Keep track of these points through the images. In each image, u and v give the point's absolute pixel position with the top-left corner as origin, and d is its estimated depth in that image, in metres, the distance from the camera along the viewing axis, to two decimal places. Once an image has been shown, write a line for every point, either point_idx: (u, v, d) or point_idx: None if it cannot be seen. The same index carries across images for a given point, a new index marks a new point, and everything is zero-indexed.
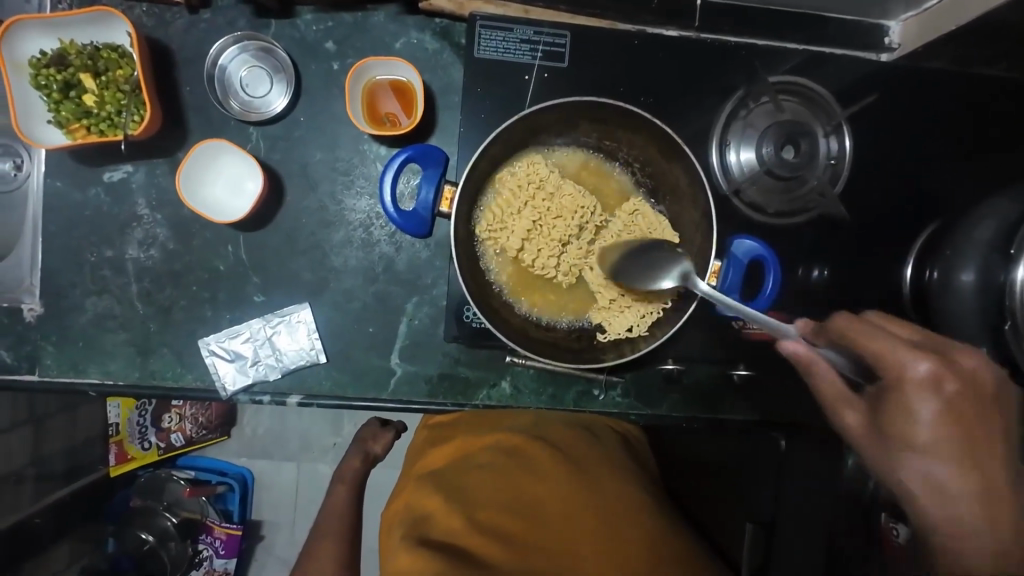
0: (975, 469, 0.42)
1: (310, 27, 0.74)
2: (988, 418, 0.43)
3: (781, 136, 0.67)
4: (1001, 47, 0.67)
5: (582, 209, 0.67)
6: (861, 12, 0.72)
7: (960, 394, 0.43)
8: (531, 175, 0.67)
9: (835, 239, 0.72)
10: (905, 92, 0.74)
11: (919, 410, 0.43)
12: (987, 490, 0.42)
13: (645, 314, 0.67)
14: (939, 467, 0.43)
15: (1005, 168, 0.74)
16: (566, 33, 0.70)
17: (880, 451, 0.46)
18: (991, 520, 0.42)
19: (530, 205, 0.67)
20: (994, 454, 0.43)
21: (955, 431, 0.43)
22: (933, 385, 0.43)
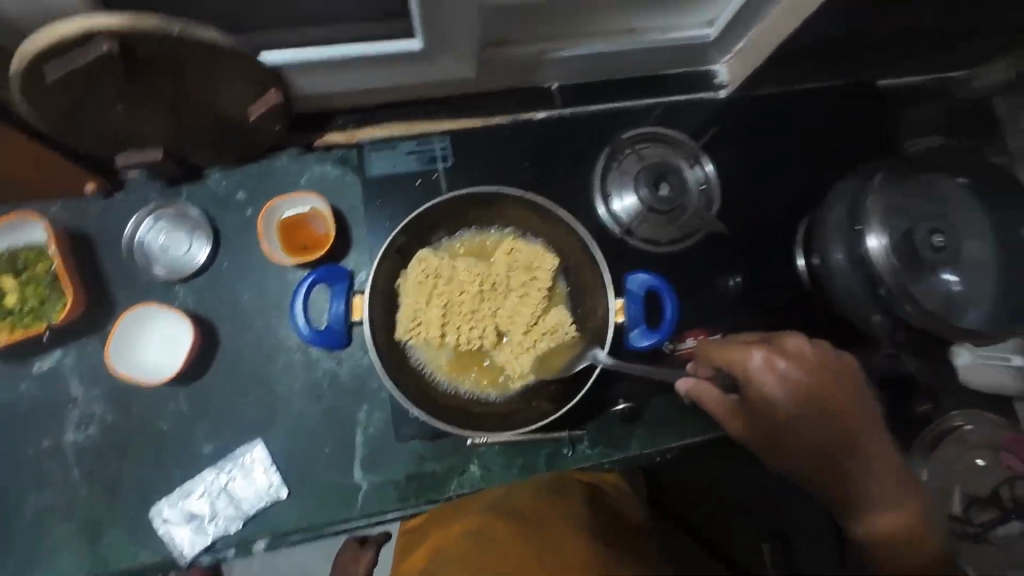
0: (827, 419, 0.53)
1: (220, 183, 0.80)
2: (834, 383, 0.54)
3: (652, 177, 0.76)
4: (796, 69, 0.82)
5: (480, 276, 0.63)
6: (687, 64, 0.87)
7: (794, 372, 0.53)
8: (427, 269, 0.62)
9: (725, 252, 0.79)
10: (744, 117, 0.86)
11: (778, 396, 0.53)
12: (845, 436, 0.53)
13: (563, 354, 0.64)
14: (814, 431, 0.53)
15: (844, 157, 0.86)
16: (448, 137, 0.80)
17: (768, 439, 0.55)
18: (863, 455, 0.53)
19: (433, 292, 0.62)
20: (837, 405, 0.54)
21: (804, 400, 0.53)
22: (770, 368, 0.54)
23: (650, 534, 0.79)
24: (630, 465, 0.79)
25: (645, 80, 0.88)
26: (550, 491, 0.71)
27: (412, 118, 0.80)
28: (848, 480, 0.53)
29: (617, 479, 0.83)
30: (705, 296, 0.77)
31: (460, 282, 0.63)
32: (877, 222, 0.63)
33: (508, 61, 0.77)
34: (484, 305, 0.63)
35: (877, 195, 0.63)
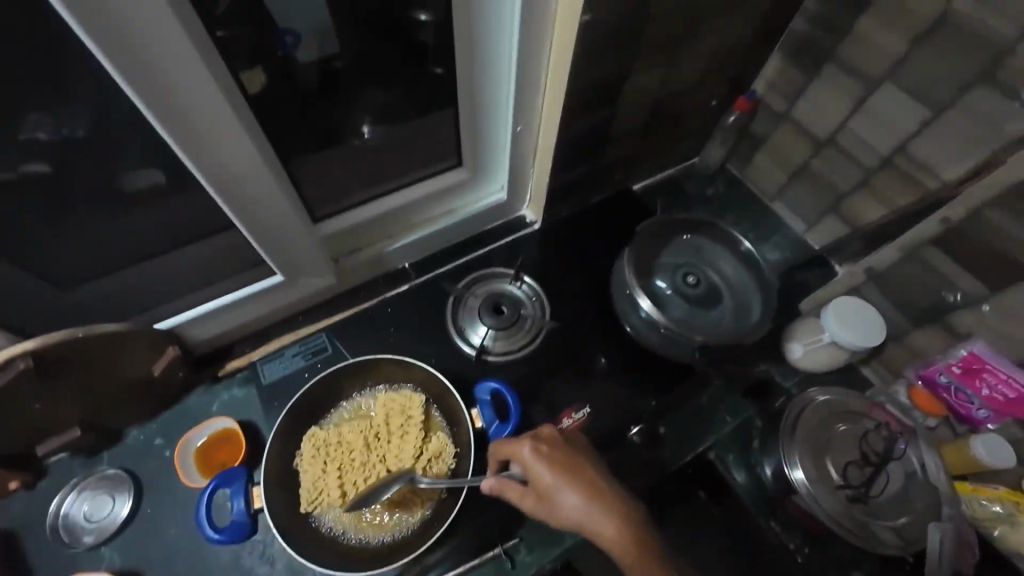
0: (581, 479, 0.64)
1: (138, 436, 0.91)
2: (579, 456, 0.67)
3: (490, 306, 0.97)
4: (565, 202, 1.15)
5: (363, 431, 0.75)
6: (500, 217, 1.17)
7: (548, 450, 0.66)
8: (318, 442, 0.74)
9: (566, 339, 0.98)
10: (549, 243, 1.15)
11: (542, 472, 0.65)
12: (597, 496, 0.63)
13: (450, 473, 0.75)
14: (570, 494, 0.63)
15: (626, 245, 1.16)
16: (322, 333, 0.99)
17: (547, 510, 0.64)
18: (610, 511, 0.61)
19: (327, 461, 0.73)
20: (586, 469, 0.66)
21: (555, 473, 0.64)
22: (535, 450, 0.66)
23: None
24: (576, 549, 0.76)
25: (471, 238, 1.16)
26: None
27: (297, 326, 1.00)
28: (607, 535, 0.60)
29: None
30: (564, 380, 0.94)
31: (348, 444, 0.74)
32: (642, 291, 0.90)
33: (358, 264, 1.03)
34: (372, 456, 0.74)
35: (629, 266, 0.91)
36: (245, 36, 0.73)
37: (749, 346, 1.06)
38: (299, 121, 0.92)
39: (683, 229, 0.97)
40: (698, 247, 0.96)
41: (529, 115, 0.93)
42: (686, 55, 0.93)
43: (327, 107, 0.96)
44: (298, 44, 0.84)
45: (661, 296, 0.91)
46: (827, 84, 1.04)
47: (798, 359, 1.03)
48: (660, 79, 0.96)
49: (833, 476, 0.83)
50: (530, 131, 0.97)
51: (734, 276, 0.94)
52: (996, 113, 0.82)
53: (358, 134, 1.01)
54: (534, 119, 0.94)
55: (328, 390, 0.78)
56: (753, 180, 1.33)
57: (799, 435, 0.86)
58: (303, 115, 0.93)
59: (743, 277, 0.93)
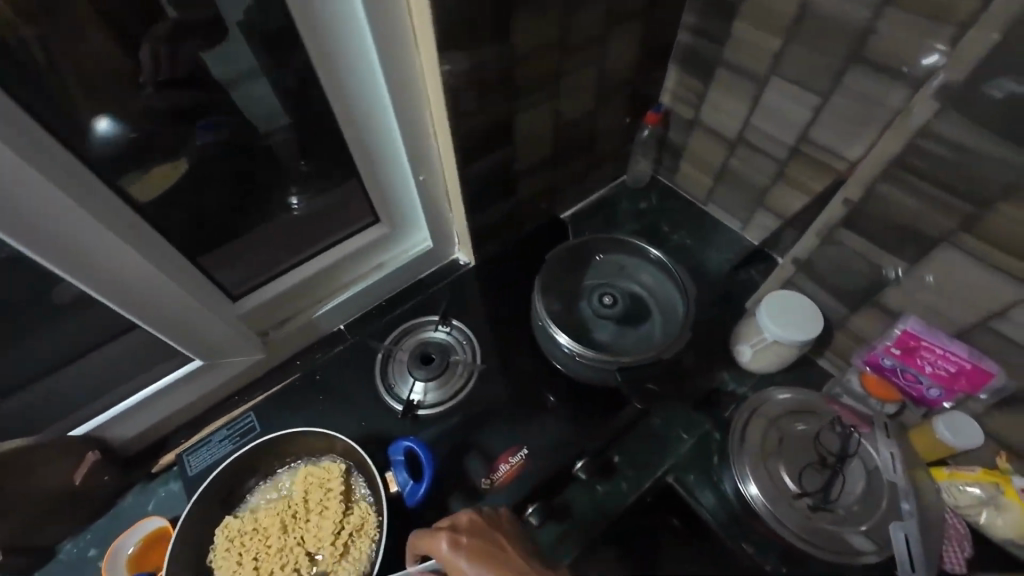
0: (500, 564, 0.59)
1: (72, 549, 0.88)
2: (498, 538, 0.64)
3: (417, 358, 0.94)
4: (492, 239, 1.15)
5: (280, 513, 0.72)
6: (434, 264, 1.17)
7: (462, 538, 0.63)
8: (231, 533, 0.71)
9: (503, 378, 0.95)
10: (480, 281, 1.14)
11: (458, 563, 0.61)
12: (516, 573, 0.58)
13: (369, 547, 0.70)
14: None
15: None
16: (250, 412, 0.96)
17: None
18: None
19: (240, 554, 0.69)
20: (506, 552, 0.61)
21: (471, 560, 0.61)
22: (452, 541, 0.63)
23: None
24: None
25: (406, 288, 1.16)
26: None
27: (232, 407, 0.99)
28: None
29: None
30: (504, 421, 0.90)
31: (261, 531, 0.71)
32: (559, 326, 0.87)
33: (286, 336, 1.02)
34: (288, 540, 0.70)
35: (541, 300, 0.89)
36: (171, 129, 0.77)
37: (694, 356, 1.02)
38: (230, 197, 0.93)
39: (598, 248, 0.96)
40: (619, 264, 0.96)
41: (426, 165, 0.94)
42: (572, 87, 0.95)
43: (252, 182, 0.95)
44: (222, 133, 0.83)
45: (580, 325, 0.89)
46: (722, 90, 1.06)
47: (749, 361, 0.99)
48: (552, 113, 0.98)
49: (789, 484, 0.79)
50: (433, 180, 0.98)
51: (654, 286, 0.93)
52: (877, 93, 0.82)
53: (286, 210, 1.00)
54: (434, 167, 0.95)
55: (245, 472, 0.77)
56: (682, 190, 1.33)
57: (751, 443, 0.83)
58: (225, 193, 0.93)
59: (664, 284, 0.92)
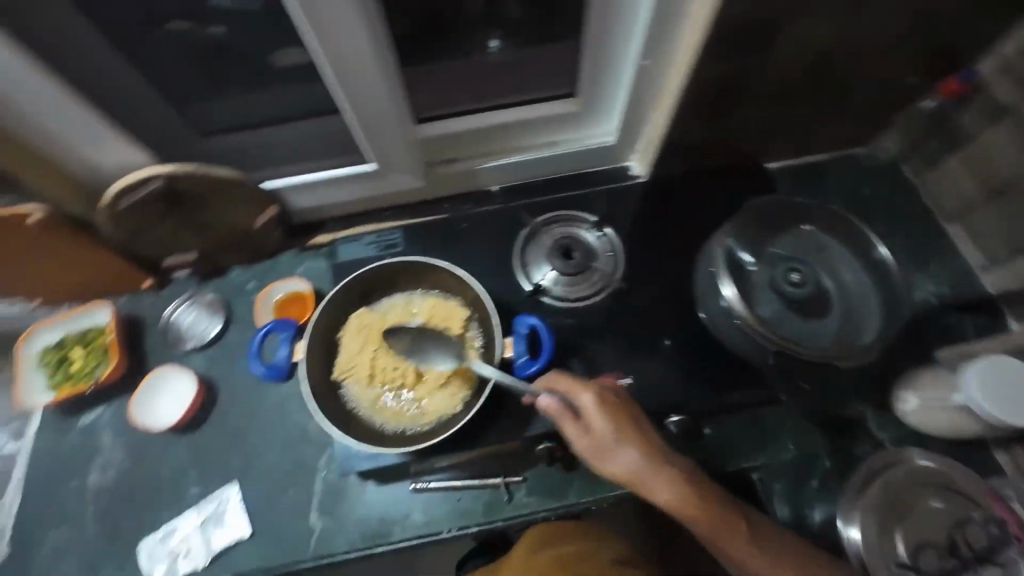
0: (642, 438, 0.65)
1: (238, 277, 1.06)
2: (636, 412, 0.68)
3: (559, 249, 0.92)
4: (679, 161, 1.03)
5: (406, 325, 0.79)
6: (603, 162, 1.10)
7: (607, 403, 0.66)
8: (364, 321, 0.79)
9: (632, 304, 0.91)
10: (644, 199, 1.04)
11: (599, 422, 0.65)
12: (653, 454, 0.64)
13: (467, 394, 0.75)
14: (629, 451, 0.64)
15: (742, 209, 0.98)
16: (397, 233, 1.00)
17: (601, 456, 0.65)
18: (666, 472, 0.63)
19: (366, 344, 0.78)
20: (643, 428, 0.66)
21: (616, 426, 0.65)
22: (600, 398, 0.67)
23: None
24: (566, 514, 0.85)
25: (568, 176, 1.11)
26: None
27: (382, 218, 1.06)
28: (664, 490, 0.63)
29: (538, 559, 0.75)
30: (618, 345, 0.88)
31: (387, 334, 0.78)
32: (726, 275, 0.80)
33: (448, 175, 1.03)
34: (405, 352, 0.77)
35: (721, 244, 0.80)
36: None
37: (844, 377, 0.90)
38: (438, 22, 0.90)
39: (809, 218, 0.83)
40: (819, 245, 0.82)
41: (661, 48, 0.82)
42: (890, 8, 0.73)
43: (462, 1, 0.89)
44: None
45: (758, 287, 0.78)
46: None
47: (911, 413, 0.84)
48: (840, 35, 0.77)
49: (899, 553, 0.73)
50: (658, 69, 0.86)
51: (854, 286, 0.79)
52: None
53: (483, 49, 0.95)
54: (667, 53, 0.83)
55: (379, 282, 0.82)
56: (928, 193, 1.06)
57: (874, 492, 0.76)
58: (435, 15, 0.89)
59: (868, 289, 0.79)
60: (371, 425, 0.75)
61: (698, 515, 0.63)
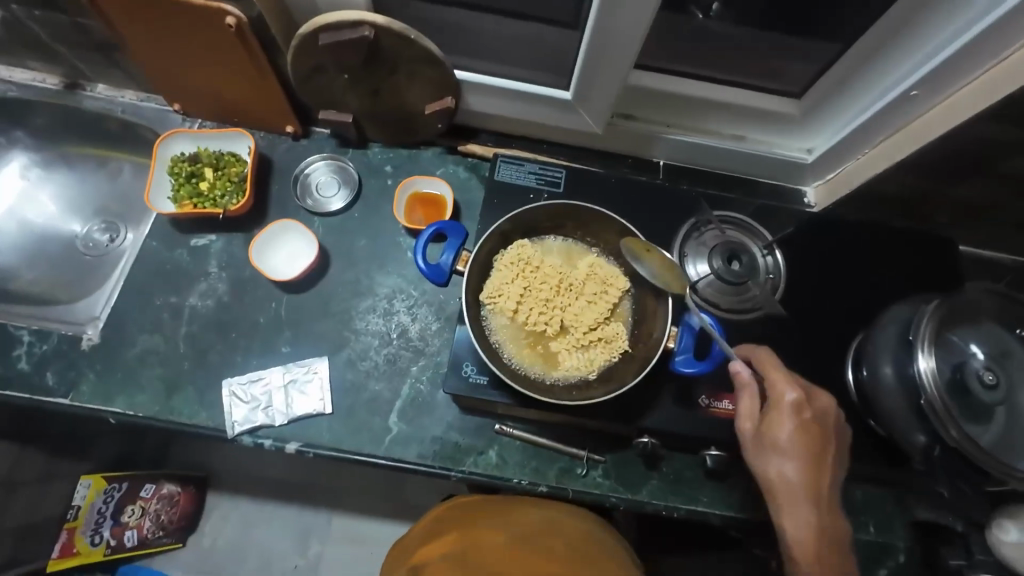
0: (811, 461, 0.67)
1: (377, 155, 1.00)
2: (825, 442, 0.69)
3: (725, 252, 0.86)
4: (871, 208, 0.94)
5: (559, 275, 0.81)
6: (781, 178, 1.00)
7: (801, 416, 0.68)
8: (521, 256, 0.81)
9: (778, 336, 0.84)
10: (824, 228, 0.92)
11: (783, 421, 0.68)
12: (811, 479, 0.66)
13: (606, 360, 0.78)
14: (792, 464, 0.67)
15: (921, 278, 0.90)
16: (562, 171, 0.93)
17: (758, 450, 0.69)
18: (813, 503, 0.66)
19: (520, 278, 0.80)
20: (822, 456, 0.68)
21: (796, 435, 0.67)
22: (799, 407, 0.68)
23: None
24: (634, 509, 0.82)
25: (739, 178, 1.02)
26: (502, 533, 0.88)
27: (540, 150, 0.99)
28: (798, 509, 0.66)
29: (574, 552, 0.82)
30: None
31: (542, 276, 0.81)
32: (927, 347, 0.66)
33: (627, 132, 0.94)
34: (556, 299, 0.80)
35: (928, 316, 0.68)
36: None
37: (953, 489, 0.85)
38: None
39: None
40: (1004, 349, 0.70)
41: (942, 83, 0.72)
42: None
43: None
44: None
45: (952, 369, 0.67)
46: None
47: (1002, 543, 0.76)
48: None
49: None
50: (919, 106, 0.77)
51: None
52: None
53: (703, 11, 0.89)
54: (945, 92, 0.73)
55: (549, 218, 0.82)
56: None
57: None
58: None
59: None
60: (504, 356, 0.77)
61: (810, 549, 0.65)
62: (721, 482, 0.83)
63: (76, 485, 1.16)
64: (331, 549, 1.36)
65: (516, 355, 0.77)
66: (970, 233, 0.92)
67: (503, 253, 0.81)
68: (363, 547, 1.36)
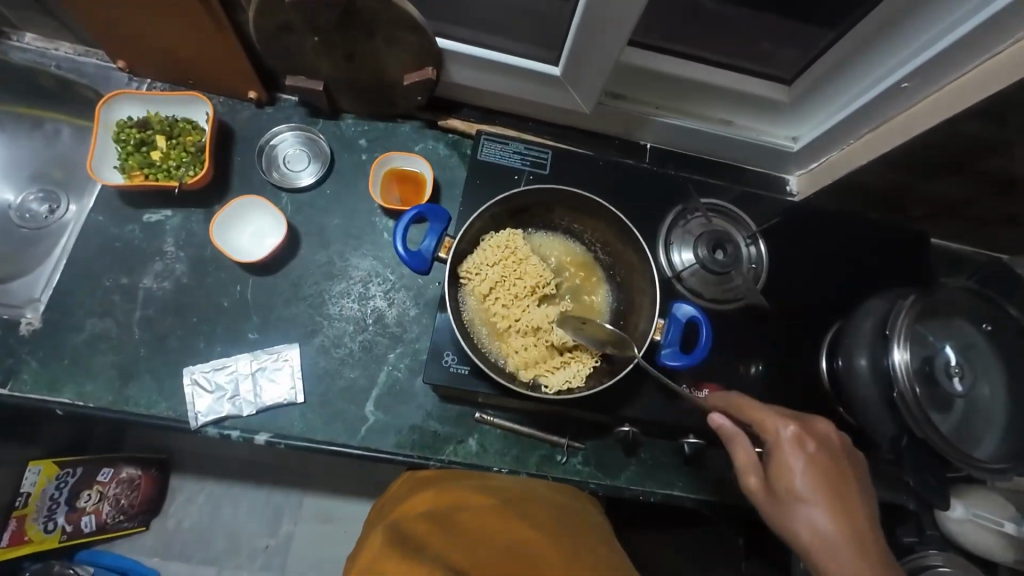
0: (837, 506, 0.58)
1: (350, 127, 0.93)
2: (845, 473, 0.61)
3: (711, 242, 0.86)
4: (852, 201, 0.95)
5: (541, 275, 0.80)
6: (767, 166, 0.99)
7: (809, 451, 0.61)
8: (510, 243, 0.80)
9: (757, 325, 0.85)
10: (805, 219, 0.93)
11: (789, 462, 0.60)
12: (849, 530, 0.56)
13: (575, 372, 0.77)
14: (818, 512, 0.57)
15: (894, 269, 0.92)
16: (549, 151, 0.90)
17: (777, 505, 0.60)
18: (867, 560, 0.54)
19: (502, 263, 0.79)
20: (845, 495, 0.59)
21: (807, 477, 0.59)
22: (798, 441, 0.61)
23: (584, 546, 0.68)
24: (613, 495, 0.83)
25: (724, 164, 1.00)
26: (502, 501, 0.72)
27: (524, 129, 0.95)
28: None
29: (583, 502, 0.79)
30: (729, 360, 0.83)
31: (523, 268, 0.80)
32: (904, 341, 0.69)
33: (615, 113, 0.91)
34: (533, 296, 0.80)
35: (907, 311, 0.70)
36: None
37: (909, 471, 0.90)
38: None
39: (991, 319, 0.73)
40: (968, 341, 0.72)
41: (934, 75, 0.71)
42: None
43: None
44: None
45: (923, 360, 0.69)
46: None
47: (949, 519, 0.82)
48: None
49: None
50: (909, 97, 0.76)
51: (987, 402, 0.71)
52: None
53: None
54: (936, 83, 0.72)
55: (537, 202, 0.81)
56: None
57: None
58: None
59: (996, 409, 0.71)
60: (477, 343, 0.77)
61: None
62: (698, 467, 0.85)
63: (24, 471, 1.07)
64: (303, 529, 1.31)
65: (485, 341, 0.78)
66: (941, 226, 0.95)
67: (491, 236, 0.80)
68: (337, 532, 1.32)
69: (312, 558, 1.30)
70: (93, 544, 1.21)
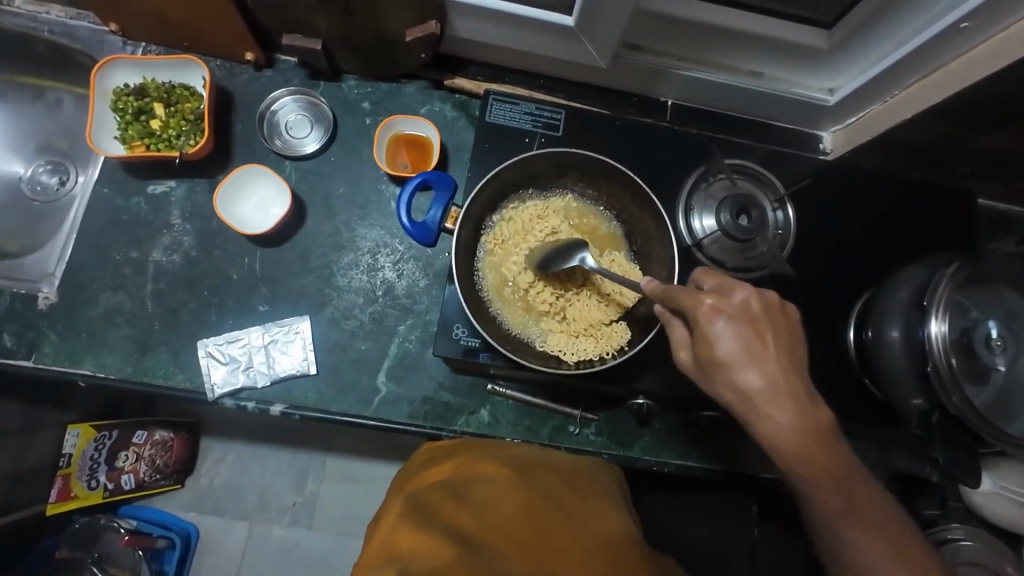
0: (770, 364, 0.53)
1: (352, 89, 0.89)
2: (767, 333, 0.54)
3: (735, 206, 0.80)
4: (890, 160, 0.87)
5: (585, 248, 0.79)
6: (799, 122, 0.92)
7: (733, 320, 0.54)
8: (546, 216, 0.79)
9: (782, 293, 0.81)
10: (838, 180, 0.86)
11: (718, 331, 0.54)
12: (776, 384, 0.53)
13: (588, 353, 0.75)
14: (745, 375, 0.53)
15: (932, 233, 0.86)
16: (561, 111, 0.84)
17: (705, 375, 0.56)
18: (788, 406, 0.53)
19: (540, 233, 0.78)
20: (763, 352, 0.54)
21: (741, 342, 0.53)
22: (720, 312, 0.54)
23: (607, 520, 0.66)
24: (626, 465, 0.82)
25: (752, 121, 0.93)
26: (522, 472, 0.70)
27: (535, 88, 0.89)
28: (774, 423, 0.53)
29: (597, 464, 0.78)
30: None
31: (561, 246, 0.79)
32: (943, 312, 0.64)
33: (633, 67, 0.84)
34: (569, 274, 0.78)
35: (947, 284, 0.65)
36: None
37: None
38: None
39: None
40: (1013, 312, 0.67)
41: (1000, 12, 0.63)
42: None
43: None
44: None
45: (963, 331, 0.64)
46: None
47: (975, 493, 0.80)
48: None
49: None
50: (969, 38, 0.67)
51: None
52: None
53: None
54: (1002, 21, 0.64)
55: (550, 167, 0.77)
56: None
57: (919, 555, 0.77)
58: None
59: None
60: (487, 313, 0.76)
61: (811, 453, 0.54)
62: (715, 437, 0.83)
63: (64, 433, 1.09)
64: (327, 488, 1.35)
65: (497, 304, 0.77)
66: (990, 186, 0.87)
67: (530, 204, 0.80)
68: (358, 495, 1.35)
69: (336, 517, 1.34)
70: (132, 501, 1.26)
